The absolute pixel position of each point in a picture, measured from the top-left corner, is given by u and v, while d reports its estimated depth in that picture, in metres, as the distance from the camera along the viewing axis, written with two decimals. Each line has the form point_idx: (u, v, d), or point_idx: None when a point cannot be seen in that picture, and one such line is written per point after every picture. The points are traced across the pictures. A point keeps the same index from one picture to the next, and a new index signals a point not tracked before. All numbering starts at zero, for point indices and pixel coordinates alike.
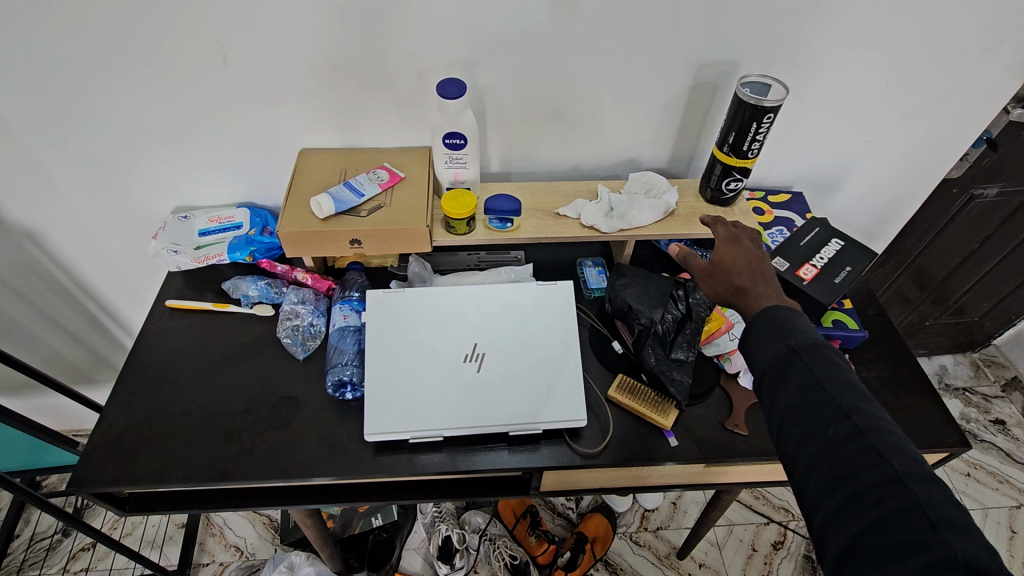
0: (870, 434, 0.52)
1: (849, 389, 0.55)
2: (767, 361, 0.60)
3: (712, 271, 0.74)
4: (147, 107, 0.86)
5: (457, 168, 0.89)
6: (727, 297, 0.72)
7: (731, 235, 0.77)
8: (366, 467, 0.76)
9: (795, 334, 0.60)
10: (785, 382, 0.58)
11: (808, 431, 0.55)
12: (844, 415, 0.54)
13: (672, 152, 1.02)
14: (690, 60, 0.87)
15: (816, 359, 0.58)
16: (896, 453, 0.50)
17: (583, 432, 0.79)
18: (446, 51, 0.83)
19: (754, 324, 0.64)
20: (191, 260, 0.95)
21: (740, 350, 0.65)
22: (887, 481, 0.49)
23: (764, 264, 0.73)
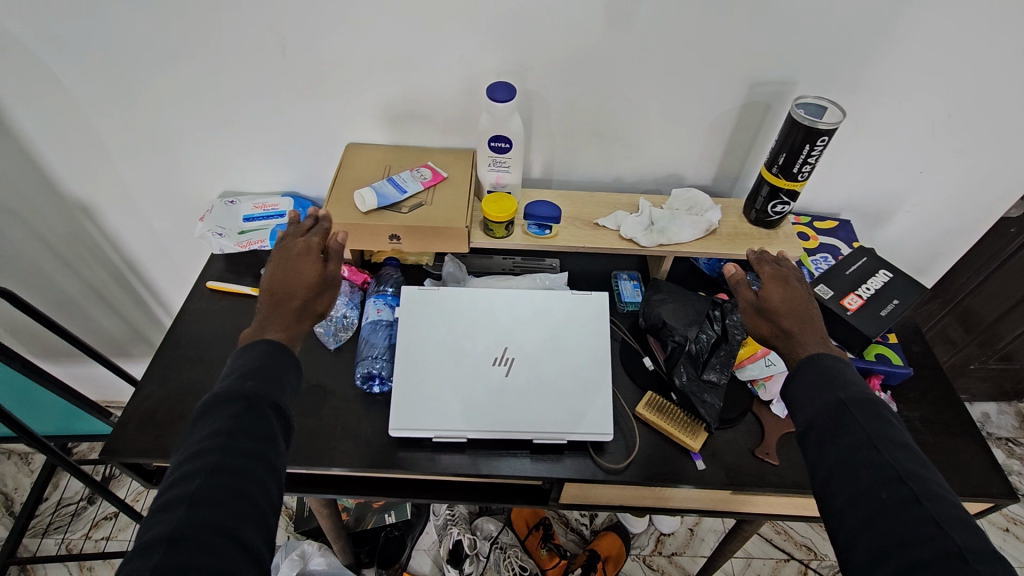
0: (928, 502, 0.50)
1: (904, 452, 0.54)
2: (815, 414, 0.59)
3: (758, 306, 0.72)
4: (206, 93, 0.89)
5: (499, 171, 0.90)
6: (771, 338, 0.70)
7: (780, 274, 0.74)
8: (387, 461, 0.75)
9: (845, 387, 0.59)
10: (834, 437, 0.57)
11: (857, 490, 0.53)
12: (899, 479, 0.52)
13: (718, 170, 1.00)
14: (744, 78, 0.86)
15: (868, 415, 0.56)
16: (958, 527, 0.48)
17: (608, 446, 0.78)
18: (499, 55, 0.84)
19: (800, 372, 0.63)
20: (235, 244, 0.98)
21: (784, 399, 0.64)
22: (949, 556, 0.46)
23: (813, 308, 0.71)
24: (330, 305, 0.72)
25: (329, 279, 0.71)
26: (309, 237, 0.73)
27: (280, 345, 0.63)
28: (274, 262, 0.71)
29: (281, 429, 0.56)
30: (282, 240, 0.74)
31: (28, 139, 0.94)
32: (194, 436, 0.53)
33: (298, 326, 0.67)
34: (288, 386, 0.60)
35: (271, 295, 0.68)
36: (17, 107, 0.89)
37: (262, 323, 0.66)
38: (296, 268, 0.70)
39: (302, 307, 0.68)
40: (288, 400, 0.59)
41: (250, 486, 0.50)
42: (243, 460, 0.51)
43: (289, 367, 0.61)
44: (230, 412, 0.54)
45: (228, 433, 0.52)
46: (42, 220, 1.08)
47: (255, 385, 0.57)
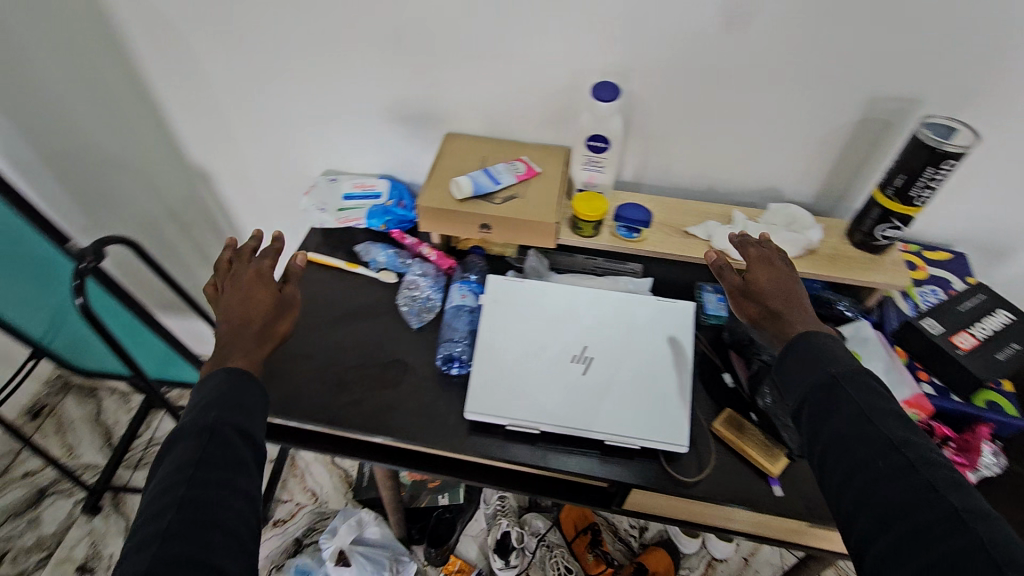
0: (923, 468, 0.50)
1: (897, 422, 0.54)
2: (808, 390, 0.60)
3: (746, 289, 0.75)
4: (323, 76, 0.95)
5: (593, 171, 0.92)
6: (760, 318, 0.72)
7: (764, 257, 0.76)
8: (459, 442, 0.77)
9: (836, 362, 0.60)
10: (829, 412, 0.57)
11: (854, 464, 0.53)
12: (894, 449, 0.52)
13: (822, 187, 0.95)
14: (865, 92, 0.81)
15: (859, 388, 0.57)
16: (953, 489, 0.48)
17: (680, 458, 0.76)
18: (606, 55, 0.84)
19: (789, 351, 0.64)
20: (333, 220, 1.03)
21: (777, 378, 0.64)
22: (946, 518, 0.46)
23: (799, 288, 0.73)
24: (290, 327, 0.76)
25: (285, 302, 0.76)
26: (261, 264, 0.77)
27: (241, 372, 0.64)
28: (228, 294, 0.74)
29: (251, 455, 0.58)
30: (231, 274, 0.77)
31: (165, 108, 1.04)
32: (161, 474, 0.54)
33: (261, 348, 0.71)
34: (256, 413, 0.62)
35: (231, 323, 0.71)
36: (159, 79, 0.99)
37: (222, 351, 0.68)
38: (250, 295, 0.74)
39: (262, 330, 0.72)
40: (255, 426, 0.60)
41: (219, 515, 0.52)
42: (210, 490, 0.53)
43: (252, 395, 0.63)
44: (192, 446, 0.55)
45: (192, 467, 0.53)
46: (165, 182, 1.20)
47: (217, 416, 0.58)
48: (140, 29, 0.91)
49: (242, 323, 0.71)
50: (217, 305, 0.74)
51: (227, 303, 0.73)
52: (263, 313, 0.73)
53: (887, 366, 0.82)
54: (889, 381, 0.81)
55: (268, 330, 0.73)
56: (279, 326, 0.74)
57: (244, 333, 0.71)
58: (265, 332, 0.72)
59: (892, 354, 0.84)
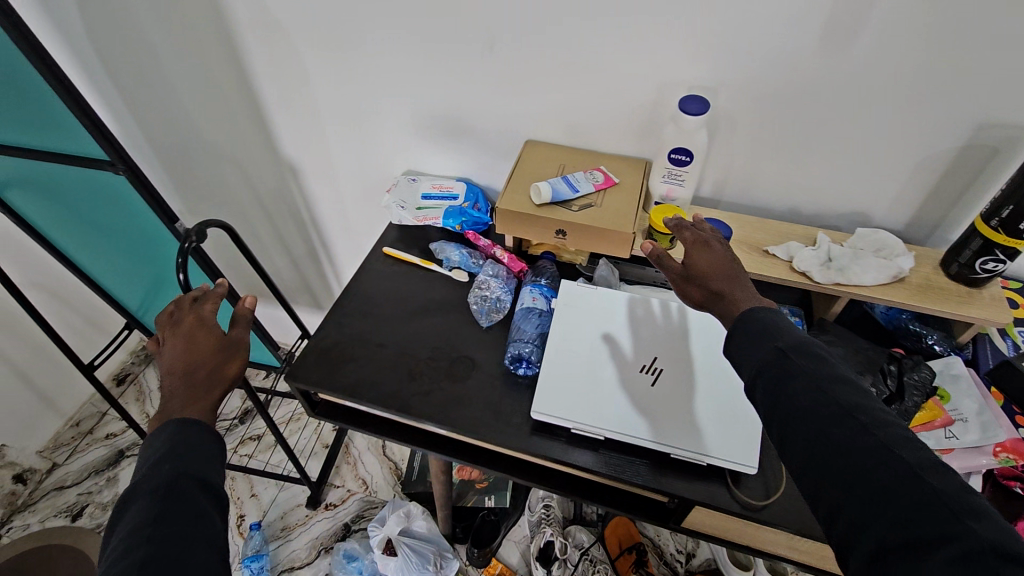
0: (875, 429, 0.49)
1: (846, 387, 0.53)
2: (759, 368, 0.58)
3: (686, 274, 0.71)
4: (415, 80, 0.99)
5: (672, 184, 0.92)
6: (705, 303, 0.70)
7: (700, 238, 0.73)
8: (522, 441, 0.78)
9: (781, 336, 0.58)
10: (781, 388, 0.55)
11: (811, 436, 0.51)
12: (847, 414, 0.51)
13: (915, 214, 0.91)
14: (972, 118, 0.78)
15: (806, 358, 0.55)
16: (906, 446, 0.47)
17: (746, 479, 0.74)
18: (695, 69, 0.84)
19: (738, 329, 0.62)
20: (412, 218, 1.07)
21: (728, 359, 0.63)
22: (904, 477, 0.45)
23: (738, 265, 0.70)
24: (239, 369, 0.74)
25: (233, 343, 0.75)
26: (201, 308, 0.75)
27: (185, 419, 0.64)
28: (170, 344, 0.72)
29: (209, 505, 0.58)
30: (173, 324, 0.74)
31: (266, 105, 1.12)
32: (117, 540, 0.54)
33: (210, 394, 0.69)
34: (211, 458, 0.62)
35: (175, 373, 0.69)
36: (264, 78, 1.07)
37: (168, 403, 0.66)
38: (193, 342, 0.72)
39: (213, 376, 0.71)
40: (212, 471, 0.61)
41: (182, 567, 0.52)
42: (169, 546, 0.53)
43: (202, 435, 0.64)
44: (148, 505, 0.56)
45: (150, 525, 0.54)
46: (258, 173, 1.28)
47: (171, 468, 0.59)
48: (253, 32, 0.99)
49: (188, 371, 0.69)
50: (158, 358, 0.72)
51: (171, 356, 0.71)
52: (211, 357, 0.72)
53: (980, 405, 0.77)
54: (981, 421, 0.76)
55: (218, 375, 0.71)
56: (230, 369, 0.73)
57: (194, 380, 0.69)
58: (215, 377, 0.71)
59: (987, 394, 0.79)
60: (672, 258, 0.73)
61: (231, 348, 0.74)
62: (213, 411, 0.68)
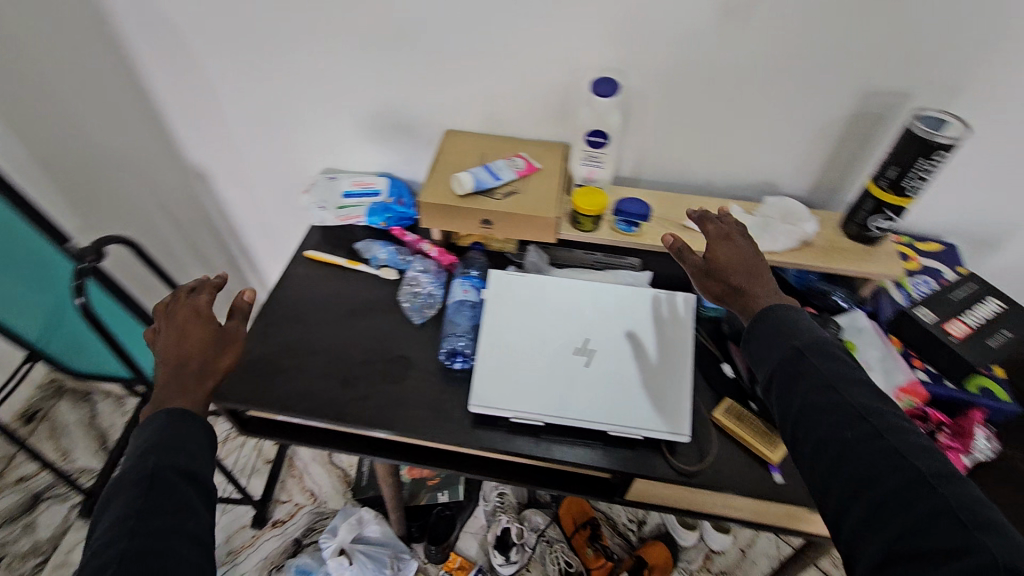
0: (889, 435, 0.51)
1: (862, 391, 0.55)
2: (775, 365, 0.60)
3: (706, 267, 0.74)
4: (323, 74, 0.95)
5: (593, 166, 0.93)
6: (724, 297, 0.73)
7: (723, 232, 0.76)
8: (462, 435, 0.78)
9: (799, 336, 0.60)
10: (796, 386, 0.58)
11: (823, 436, 0.53)
12: (860, 418, 0.52)
13: (816, 181, 0.97)
14: (858, 87, 0.83)
15: (824, 358, 0.58)
16: (919, 454, 0.49)
17: (681, 447, 0.77)
18: (605, 52, 0.85)
19: (756, 326, 0.64)
20: (334, 218, 1.04)
21: (747, 355, 0.65)
22: (914, 484, 0.47)
23: (759, 262, 0.73)
24: (234, 360, 0.72)
25: (226, 335, 0.72)
26: (196, 299, 0.73)
27: (183, 411, 0.62)
28: (163, 337, 0.70)
29: (197, 497, 0.57)
30: (168, 314, 0.72)
31: (164, 109, 1.04)
32: (100, 529, 0.53)
33: (202, 386, 0.67)
34: (201, 451, 0.60)
35: (167, 365, 0.67)
36: (158, 80, 0.99)
37: (158, 396, 0.64)
38: (185, 333, 0.70)
39: (204, 367, 0.68)
40: (199, 464, 0.59)
41: (166, 564, 0.50)
42: (153, 541, 0.51)
43: (194, 430, 0.61)
44: (132, 495, 0.54)
45: (134, 517, 0.52)
46: (163, 182, 1.19)
47: (157, 460, 0.56)
48: (140, 30, 0.91)
49: (180, 364, 0.67)
50: (152, 349, 0.70)
51: (163, 349, 0.69)
52: (204, 349, 0.70)
53: (882, 353, 0.84)
54: (884, 368, 0.83)
55: (211, 366, 0.69)
56: (223, 358, 0.70)
57: (185, 371, 0.67)
58: (207, 369, 0.68)
59: (887, 342, 0.86)
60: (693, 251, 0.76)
61: (224, 339, 0.72)
62: (201, 404, 0.66)
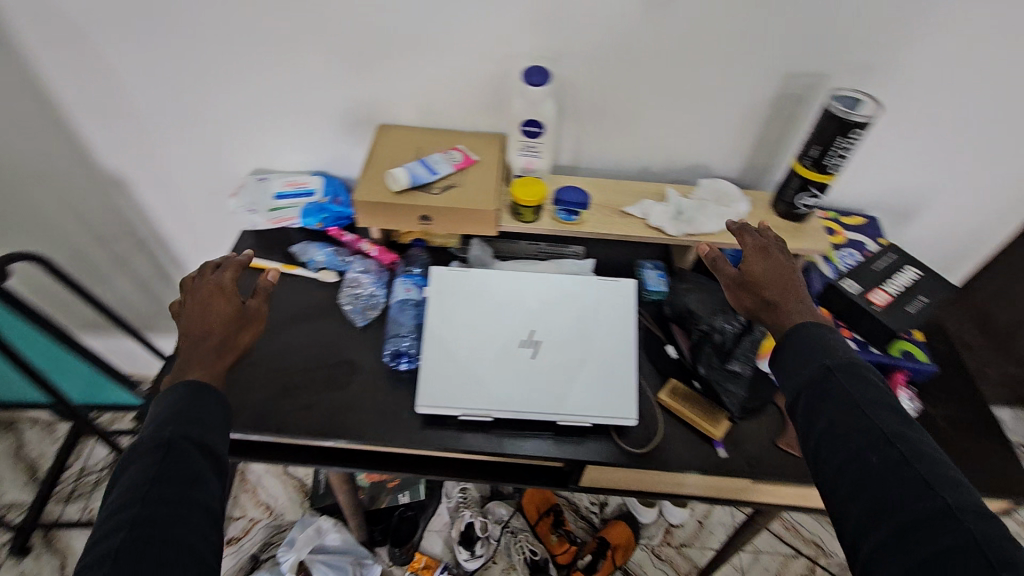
0: (917, 463, 0.52)
1: (890, 416, 0.56)
2: (803, 383, 0.62)
3: (740, 280, 0.75)
4: (243, 70, 0.90)
5: (530, 156, 0.92)
6: (756, 310, 0.73)
7: (760, 245, 0.77)
8: (412, 437, 0.76)
9: (832, 355, 0.62)
10: (822, 405, 0.59)
11: (848, 457, 0.55)
12: (887, 442, 0.54)
13: (747, 162, 1.00)
14: (779, 69, 0.86)
15: (853, 380, 0.59)
16: (946, 485, 0.50)
17: (630, 431, 0.79)
18: (535, 39, 0.84)
19: (785, 342, 0.66)
20: (266, 220, 0.99)
21: (772, 368, 0.66)
22: (940, 515, 0.49)
23: (795, 278, 0.73)
24: (254, 339, 0.72)
25: (248, 313, 0.73)
26: (220, 276, 0.73)
27: (201, 385, 0.62)
28: (186, 310, 0.71)
29: (209, 469, 0.57)
30: (192, 288, 0.73)
31: (68, 113, 0.96)
32: (114, 494, 0.53)
33: (221, 361, 0.67)
34: (217, 425, 0.61)
35: (189, 337, 0.68)
36: (58, 81, 0.91)
37: (179, 368, 0.65)
38: (208, 307, 0.70)
39: (225, 342, 0.69)
40: (214, 437, 0.59)
41: (177, 532, 0.51)
42: (165, 508, 0.52)
43: (211, 405, 0.61)
44: (147, 463, 0.54)
45: (148, 484, 0.53)
46: (76, 192, 1.11)
47: (173, 430, 0.57)
48: (33, 28, 0.84)
49: (202, 337, 0.68)
50: (177, 322, 0.71)
51: (188, 321, 0.69)
52: (226, 325, 0.70)
53: None
54: None
55: (230, 342, 0.69)
56: (243, 335, 0.71)
57: (206, 344, 0.67)
58: (228, 344, 0.69)
59: None
60: (728, 263, 0.77)
61: (246, 317, 0.72)
62: (221, 379, 0.66)
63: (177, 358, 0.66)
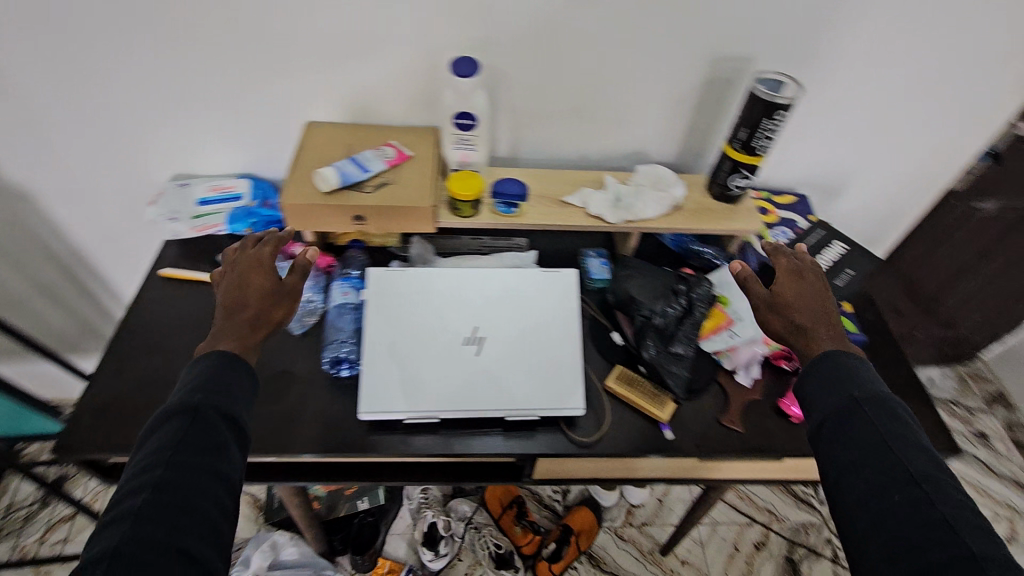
0: (943, 506, 0.51)
1: (916, 454, 0.55)
2: (828, 411, 0.61)
3: (771, 301, 0.74)
4: (150, 70, 0.84)
5: (465, 149, 0.90)
6: (786, 334, 0.72)
7: (795, 268, 0.76)
8: (357, 445, 0.74)
9: (859, 387, 0.61)
10: (846, 436, 0.59)
11: (869, 491, 0.54)
12: (911, 480, 0.53)
13: (682, 146, 1.01)
14: (706, 54, 0.87)
15: (881, 414, 0.58)
16: (972, 533, 0.49)
17: (579, 421, 0.79)
18: (462, 29, 0.82)
19: (812, 369, 0.65)
20: (189, 228, 0.94)
21: (798, 395, 0.66)
22: (963, 562, 0.48)
23: (827, 305, 0.73)
24: (287, 315, 0.72)
25: (284, 290, 0.72)
26: (261, 250, 0.73)
27: (234, 355, 0.63)
28: (225, 283, 0.72)
29: (232, 440, 0.57)
30: (233, 260, 0.73)
31: None
32: (141, 454, 0.54)
33: (254, 334, 0.67)
34: (242, 397, 0.60)
35: (224, 308, 0.69)
36: None
37: (213, 338, 0.66)
38: (246, 282, 0.71)
39: (260, 317, 0.69)
40: (240, 408, 0.59)
41: (195, 499, 0.51)
42: (186, 475, 0.52)
43: (237, 377, 0.61)
44: (174, 428, 0.54)
45: (172, 448, 0.53)
46: None
47: (202, 398, 0.57)
48: None
49: (239, 308, 0.68)
50: (217, 292, 0.72)
51: (228, 291, 0.70)
52: (262, 299, 0.70)
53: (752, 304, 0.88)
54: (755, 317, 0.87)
55: (264, 316, 0.69)
56: (278, 311, 0.71)
57: (241, 316, 0.68)
58: (262, 319, 0.69)
59: None
60: (760, 283, 0.76)
61: (282, 294, 0.72)
62: (253, 352, 0.67)
63: (214, 328, 0.67)
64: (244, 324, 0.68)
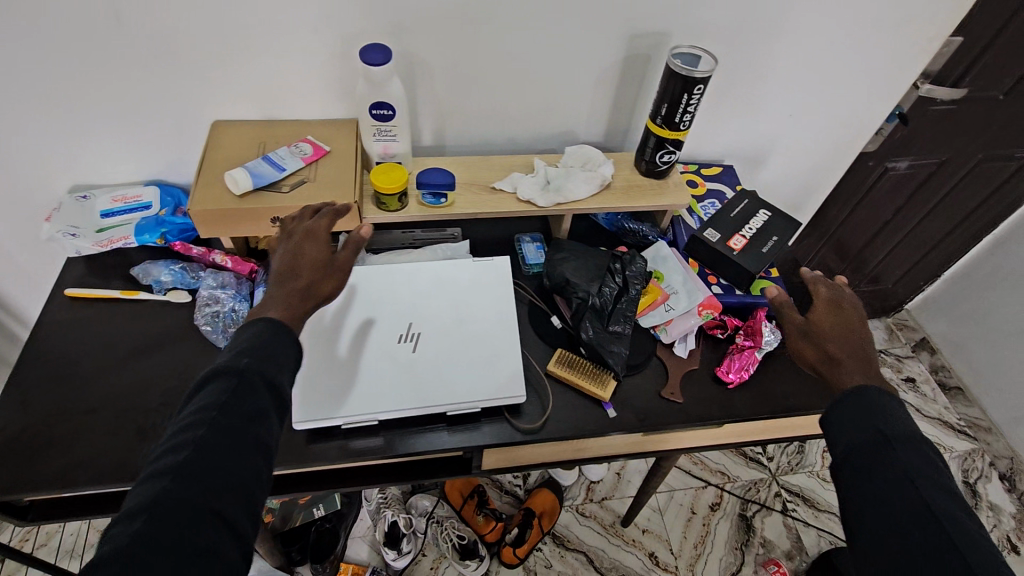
0: (966, 550, 0.49)
1: (941, 495, 0.53)
2: (853, 445, 0.58)
3: (805, 330, 0.71)
4: (26, 75, 0.76)
5: (386, 141, 0.87)
6: (818, 365, 0.69)
7: (834, 299, 0.72)
8: (295, 456, 0.72)
9: (888, 423, 0.58)
10: (869, 471, 0.56)
11: (889, 527, 0.52)
12: (933, 520, 0.51)
13: (608, 125, 1.01)
14: (623, 31, 0.87)
15: (909, 452, 0.55)
16: None
17: (523, 408, 0.79)
18: (371, 14, 0.78)
19: (841, 400, 0.61)
20: (93, 244, 0.88)
21: (822, 422, 0.62)
22: None
23: (866, 340, 0.69)
24: (336, 291, 0.66)
25: (336, 264, 0.66)
26: (317, 222, 0.69)
27: (281, 324, 0.56)
28: (280, 250, 0.66)
29: (274, 411, 0.51)
30: (288, 230, 0.69)
31: None
32: (186, 410, 0.49)
33: (304, 305, 0.61)
34: (290, 364, 0.55)
35: (277, 272, 0.63)
36: None
37: (262, 304, 0.60)
38: (301, 249, 0.66)
39: (311, 287, 0.63)
40: (286, 377, 0.53)
41: (233, 470, 0.46)
42: (227, 440, 0.47)
43: (287, 348, 0.55)
44: (219, 389, 0.49)
45: (215, 410, 0.47)
46: None
47: (249, 362, 0.52)
48: None
49: (292, 275, 0.63)
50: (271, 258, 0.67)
51: (283, 257, 0.65)
52: (315, 269, 0.64)
53: (684, 277, 0.92)
54: (687, 289, 0.90)
55: (314, 288, 0.63)
56: (328, 285, 0.65)
57: (293, 284, 0.62)
58: (312, 290, 0.63)
59: (687, 266, 0.94)
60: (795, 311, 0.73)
61: (337, 266, 0.66)
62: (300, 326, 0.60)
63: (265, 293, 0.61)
64: (295, 294, 0.62)
